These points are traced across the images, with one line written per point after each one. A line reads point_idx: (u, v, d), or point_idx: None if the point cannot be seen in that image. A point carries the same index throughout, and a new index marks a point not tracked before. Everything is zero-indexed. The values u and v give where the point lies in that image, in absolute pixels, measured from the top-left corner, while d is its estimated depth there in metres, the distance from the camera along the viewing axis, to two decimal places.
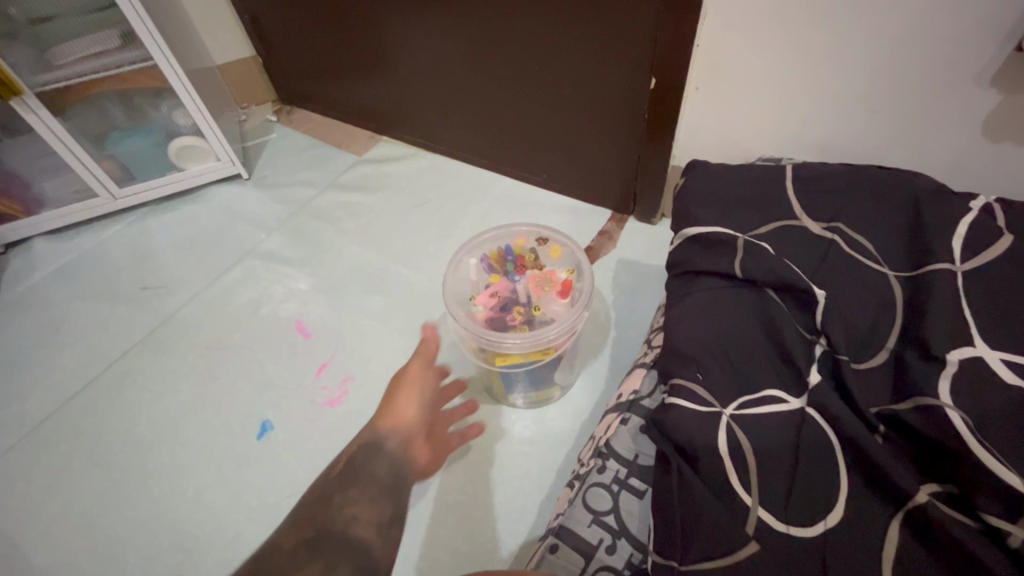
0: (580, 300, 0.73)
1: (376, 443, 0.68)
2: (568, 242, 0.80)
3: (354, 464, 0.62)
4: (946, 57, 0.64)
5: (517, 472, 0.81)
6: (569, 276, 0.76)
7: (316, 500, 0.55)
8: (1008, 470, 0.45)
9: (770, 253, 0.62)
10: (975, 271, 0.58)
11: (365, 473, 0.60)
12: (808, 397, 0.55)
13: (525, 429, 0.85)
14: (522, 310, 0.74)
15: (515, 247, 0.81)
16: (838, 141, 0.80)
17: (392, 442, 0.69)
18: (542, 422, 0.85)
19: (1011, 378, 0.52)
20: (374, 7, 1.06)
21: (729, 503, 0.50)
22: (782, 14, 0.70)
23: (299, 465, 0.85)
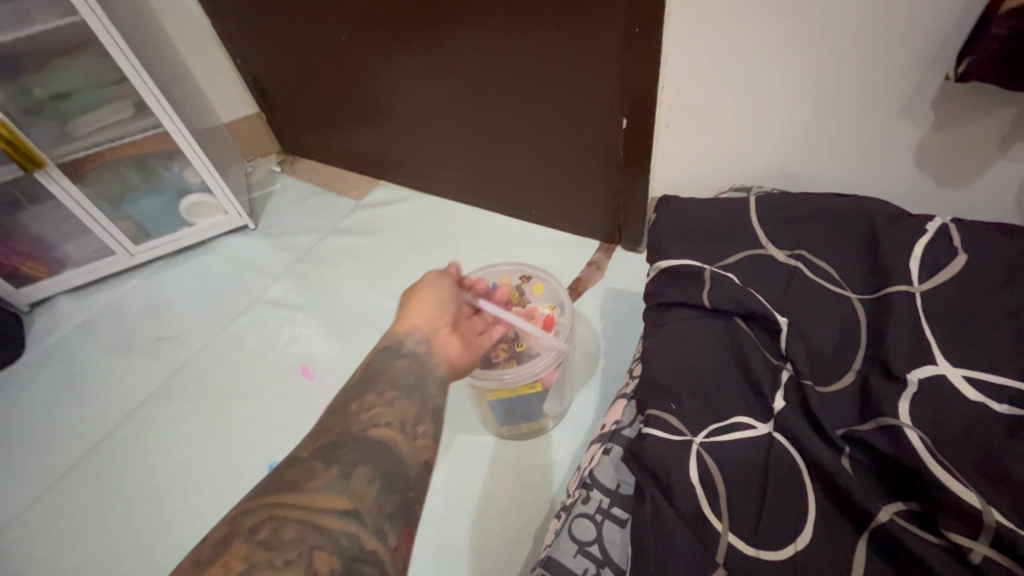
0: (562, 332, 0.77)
1: (392, 347, 0.60)
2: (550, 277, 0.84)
3: (368, 375, 0.56)
4: (894, 84, 0.68)
5: (514, 503, 0.84)
6: (551, 312, 0.79)
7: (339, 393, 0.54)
8: (963, 487, 0.47)
9: (736, 283, 0.65)
10: (932, 291, 0.60)
11: (385, 363, 0.57)
12: (774, 423, 0.57)
13: (522, 461, 0.87)
14: (507, 348, 0.78)
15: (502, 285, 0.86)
16: (805, 166, 0.83)
17: (407, 337, 0.61)
18: (537, 452, 0.88)
19: (972, 396, 0.54)
20: (367, 63, 1.13)
21: (701, 531, 0.52)
22: (741, 52, 0.74)
23: None
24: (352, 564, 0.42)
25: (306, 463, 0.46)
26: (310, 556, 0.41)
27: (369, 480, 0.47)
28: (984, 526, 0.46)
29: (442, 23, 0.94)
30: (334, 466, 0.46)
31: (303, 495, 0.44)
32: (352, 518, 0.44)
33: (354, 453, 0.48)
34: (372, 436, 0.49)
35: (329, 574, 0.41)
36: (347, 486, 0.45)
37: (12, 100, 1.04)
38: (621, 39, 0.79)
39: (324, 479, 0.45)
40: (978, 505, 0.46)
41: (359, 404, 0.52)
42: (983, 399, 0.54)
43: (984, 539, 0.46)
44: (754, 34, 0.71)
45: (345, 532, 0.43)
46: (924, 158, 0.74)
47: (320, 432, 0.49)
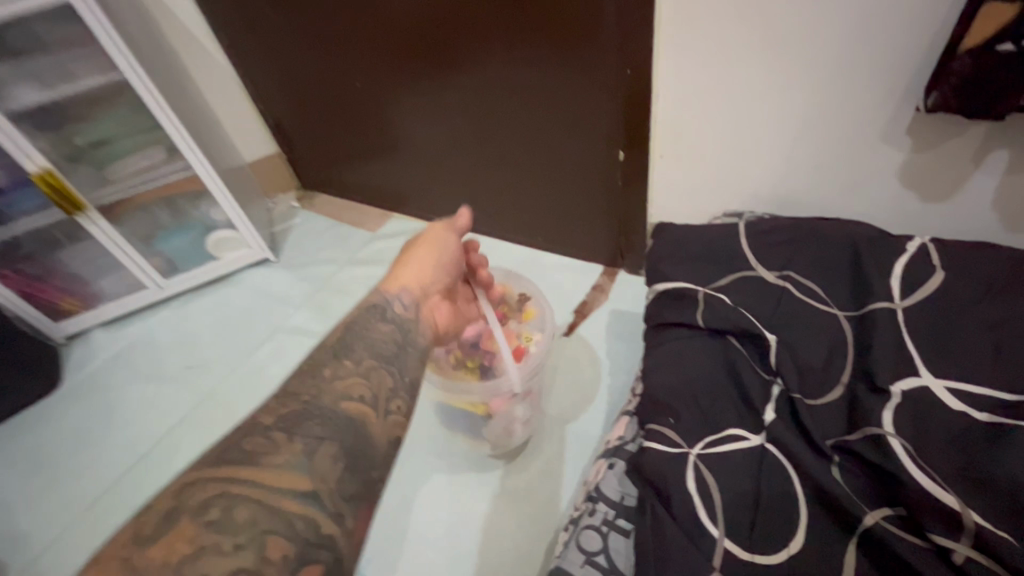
0: (529, 363, 0.80)
1: (380, 308, 0.59)
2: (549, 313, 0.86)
3: (346, 340, 0.54)
4: (871, 113, 0.74)
5: (525, 519, 0.87)
6: (525, 344, 0.83)
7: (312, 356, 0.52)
8: (943, 491, 0.51)
9: (727, 304, 0.69)
10: (915, 308, 0.64)
11: (369, 327, 0.56)
12: (766, 434, 0.60)
13: (532, 479, 0.91)
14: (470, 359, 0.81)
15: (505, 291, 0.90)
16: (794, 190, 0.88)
17: (396, 301, 0.60)
18: (547, 470, 0.91)
19: (956, 404, 0.57)
20: (380, 104, 1.20)
21: (698, 538, 0.55)
22: (726, 88, 0.80)
23: None
24: (307, 551, 0.41)
25: (269, 434, 0.44)
26: (263, 542, 0.39)
27: (333, 460, 0.44)
28: (964, 527, 0.49)
29: (448, 63, 1.01)
30: (298, 440, 0.44)
31: (261, 471, 0.42)
32: (310, 502, 0.42)
33: (320, 430, 0.45)
34: (341, 413, 0.47)
35: (281, 561, 0.39)
36: (310, 465, 0.43)
37: (56, 149, 1.13)
38: (614, 78, 0.85)
39: (286, 455, 0.43)
40: (957, 507, 0.49)
41: (334, 371, 0.50)
42: (965, 408, 0.57)
43: (967, 540, 0.49)
44: (738, 72, 0.77)
45: (303, 517, 0.41)
46: (908, 181, 0.78)
47: (290, 399, 0.47)
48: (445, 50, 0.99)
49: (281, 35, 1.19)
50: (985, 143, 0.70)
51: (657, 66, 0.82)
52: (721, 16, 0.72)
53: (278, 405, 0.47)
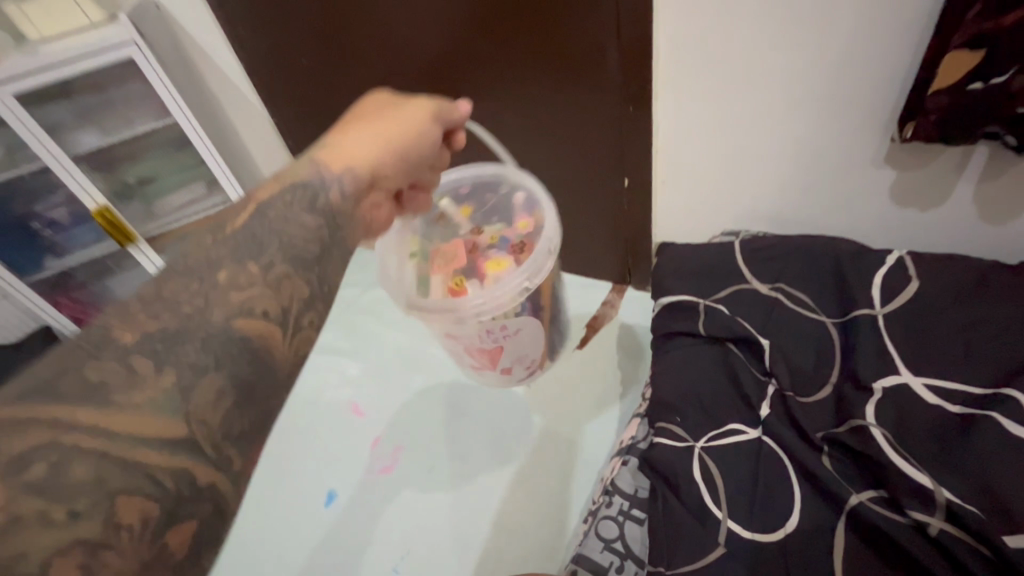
0: (459, 303, 0.69)
1: (309, 187, 0.45)
2: (532, 279, 0.69)
3: (251, 227, 0.41)
4: (852, 142, 0.81)
5: (546, 514, 0.95)
6: (465, 289, 0.73)
7: (194, 249, 0.39)
8: (918, 472, 0.58)
9: (725, 313, 0.78)
10: (893, 313, 0.72)
11: (291, 208, 0.43)
12: (763, 428, 0.68)
13: (552, 482, 0.98)
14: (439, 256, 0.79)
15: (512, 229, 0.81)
16: (785, 213, 0.95)
17: (332, 183, 0.46)
18: (567, 474, 0.98)
19: (933, 400, 0.64)
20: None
21: (704, 521, 0.62)
22: (721, 123, 0.87)
23: (357, 527, 0.97)
24: (178, 510, 0.32)
25: (124, 362, 0.33)
26: (112, 506, 0.30)
27: (218, 397, 0.34)
28: (937, 503, 0.56)
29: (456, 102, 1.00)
30: (168, 373, 0.33)
31: (106, 415, 0.31)
32: (185, 452, 0.32)
33: (199, 357, 0.34)
34: (233, 332, 0.36)
35: (140, 528, 0.30)
36: (183, 406, 0.33)
37: (110, 187, 1.25)
38: (618, 116, 0.90)
39: (146, 394, 0.32)
40: (930, 485, 0.57)
41: (226, 272, 0.38)
42: (940, 402, 0.64)
43: (940, 515, 0.56)
44: (728, 109, 0.84)
45: (172, 473, 0.32)
46: (900, 199, 0.84)
47: (164, 307, 0.35)
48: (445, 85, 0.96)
49: (259, 58, 1.04)
50: (965, 154, 0.74)
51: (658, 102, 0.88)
52: (707, 62, 0.80)
53: (141, 317, 0.35)
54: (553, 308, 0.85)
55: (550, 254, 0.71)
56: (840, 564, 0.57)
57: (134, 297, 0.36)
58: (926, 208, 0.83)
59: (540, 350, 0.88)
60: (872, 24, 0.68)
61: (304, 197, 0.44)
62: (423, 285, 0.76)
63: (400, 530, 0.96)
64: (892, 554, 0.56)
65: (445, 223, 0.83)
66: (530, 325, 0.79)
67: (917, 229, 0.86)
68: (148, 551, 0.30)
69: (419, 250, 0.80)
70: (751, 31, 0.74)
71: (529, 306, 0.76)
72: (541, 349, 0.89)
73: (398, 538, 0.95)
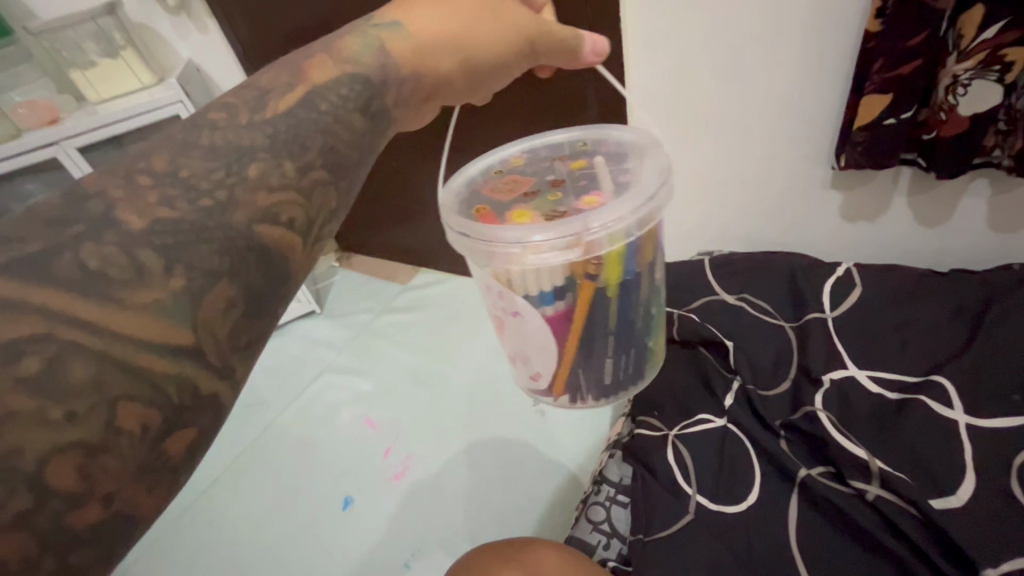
0: (461, 223, 0.55)
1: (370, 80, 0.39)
2: (535, 249, 0.51)
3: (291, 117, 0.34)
4: (807, 161, 0.88)
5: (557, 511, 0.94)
6: (484, 216, 0.58)
7: (226, 136, 0.31)
8: (855, 447, 0.68)
9: (695, 320, 0.88)
10: (841, 315, 0.82)
11: (340, 110, 0.36)
12: (728, 416, 0.78)
13: (566, 486, 0.97)
14: (521, 183, 0.64)
15: (586, 199, 0.58)
16: (755, 232, 1.02)
17: (392, 87, 0.41)
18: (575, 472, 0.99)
19: (873, 389, 0.75)
20: (403, 169, 1.30)
21: (678, 496, 0.72)
22: (689, 149, 0.94)
23: (371, 528, 0.98)
24: (181, 419, 0.24)
25: (128, 249, 0.25)
26: (111, 410, 0.22)
27: (230, 306, 0.27)
28: (871, 471, 0.66)
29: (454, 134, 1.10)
30: (178, 271, 0.26)
31: (103, 308, 0.24)
32: (195, 361, 0.25)
33: (214, 259, 0.27)
34: (252, 237, 0.28)
35: (143, 438, 0.23)
36: (195, 309, 0.25)
37: None
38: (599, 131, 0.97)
39: (157, 291, 0.25)
40: (864, 456, 0.67)
41: (257, 165, 0.31)
42: (880, 391, 0.74)
43: (875, 483, 0.65)
44: (693, 138, 0.92)
45: (180, 383, 0.24)
46: (849, 214, 0.92)
47: (184, 197, 0.28)
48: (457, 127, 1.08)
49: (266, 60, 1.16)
50: (894, 172, 0.84)
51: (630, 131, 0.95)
52: (672, 105, 0.90)
53: (154, 204, 0.27)
54: (590, 328, 0.60)
55: (580, 246, 0.51)
56: (794, 529, 0.66)
57: (147, 178, 0.28)
58: (874, 220, 0.92)
59: (553, 370, 0.64)
60: (807, 69, 0.79)
61: (361, 93, 0.38)
62: (474, 194, 0.63)
63: (413, 530, 0.97)
64: (837, 517, 0.65)
65: (555, 163, 0.66)
66: (534, 322, 0.58)
67: (870, 242, 0.95)
68: (148, 465, 0.23)
69: (510, 171, 0.67)
70: (705, 78, 0.85)
71: (553, 301, 0.57)
72: (558, 374, 0.64)
73: (410, 536, 0.96)
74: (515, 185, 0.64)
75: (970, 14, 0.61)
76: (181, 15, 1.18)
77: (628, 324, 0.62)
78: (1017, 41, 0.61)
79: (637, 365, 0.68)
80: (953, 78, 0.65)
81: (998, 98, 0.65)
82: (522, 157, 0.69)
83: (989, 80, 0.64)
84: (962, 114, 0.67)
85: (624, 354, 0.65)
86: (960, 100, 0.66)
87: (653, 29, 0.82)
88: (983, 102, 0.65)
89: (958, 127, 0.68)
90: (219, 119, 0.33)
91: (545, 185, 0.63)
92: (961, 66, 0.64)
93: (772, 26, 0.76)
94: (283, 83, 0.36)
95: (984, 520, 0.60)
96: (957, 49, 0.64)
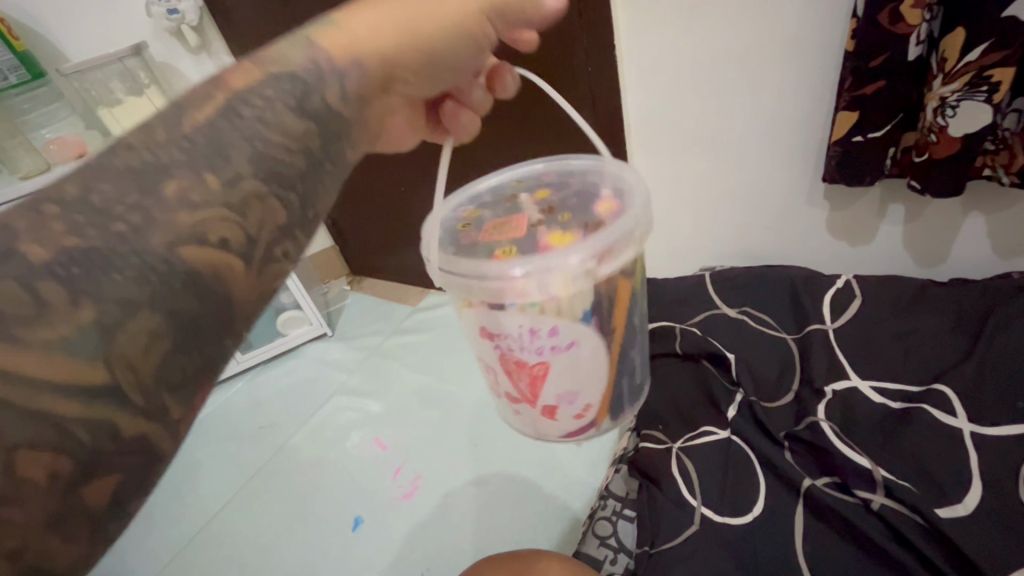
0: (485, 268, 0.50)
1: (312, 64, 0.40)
2: (581, 266, 0.49)
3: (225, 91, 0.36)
4: (797, 179, 0.90)
5: (565, 527, 0.94)
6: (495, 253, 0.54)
7: (142, 153, 0.31)
8: (861, 457, 0.69)
9: (697, 334, 0.89)
10: (842, 326, 0.83)
11: (266, 112, 0.36)
12: (731, 428, 0.79)
13: (575, 504, 0.97)
14: (491, 222, 0.60)
15: (590, 212, 0.56)
16: (753, 250, 1.03)
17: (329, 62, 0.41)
18: (585, 489, 0.99)
19: (877, 398, 0.75)
20: (412, 193, 1.34)
21: (683, 509, 0.72)
22: (683, 168, 0.97)
23: (382, 549, 0.99)
24: (94, 471, 0.25)
25: (27, 284, 0.26)
26: (7, 460, 0.23)
27: (154, 340, 0.27)
28: (876, 480, 0.66)
29: (459, 157, 1.14)
30: (85, 305, 0.26)
31: (6, 352, 0.24)
32: (104, 401, 0.25)
33: (130, 289, 0.27)
34: (176, 263, 0.29)
35: (48, 484, 0.24)
36: (105, 344, 0.26)
37: None
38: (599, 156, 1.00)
39: (59, 330, 0.25)
40: (869, 465, 0.68)
41: (175, 183, 0.31)
42: (884, 400, 0.75)
43: (881, 492, 0.66)
44: (686, 157, 0.95)
45: (89, 426, 0.25)
46: (837, 234, 0.94)
47: (93, 223, 0.28)
48: (462, 150, 1.12)
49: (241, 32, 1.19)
50: (885, 191, 0.86)
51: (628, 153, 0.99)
52: (665, 128, 0.93)
53: (60, 234, 0.27)
54: (627, 336, 0.60)
55: (615, 255, 0.51)
56: (801, 540, 0.66)
57: (55, 208, 0.28)
58: (867, 240, 0.93)
59: (605, 388, 0.60)
60: (802, 94, 0.81)
61: (291, 91, 0.38)
62: (456, 244, 0.58)
63: (421, 547, 0.97)
64: (841, 525, 0.66)
65: (517, 201, 0.64)
66: (588, 346, 0.55)
67: (868, 258, 0.95)
68: (59, 511, 0.24)
69: (476, 218, 0.63)
70: (692, 102, 0.88)
71: (596, 317, 0.54)
72: (605, 397, 0.61)
73: (420, 554, 0.96)
74: (503, 224, 0.59)
75: (952, 38, 0.62)
76: (202, 54, 1.27)
77: (642, 325, 0.64)
78: (1002, 62, 0.61)
79: (643, 376, 0.69)
80: (940, 99, 0.65)
81: (989, 119, 0.64)
82: (474, 207, 0.65)
83: (977, 100, 0.63)
84: (952, 135, 0.66)
85: (638, 359, 0.67)
86: (948, 122, 0.66)
87: (646, 57, 0.86)
88: (973, 124, 0.65)
89: (950, 148, 0.67)
90: (134, 139, 0.32)
91: (536, 214, 0.59)
92: (947, 88, 0.64)
93: (763, 52, 0.79)
94: (200, 89, 0.36)
95: (983, 526, 0.60)
96: (942, 71, 0.64)
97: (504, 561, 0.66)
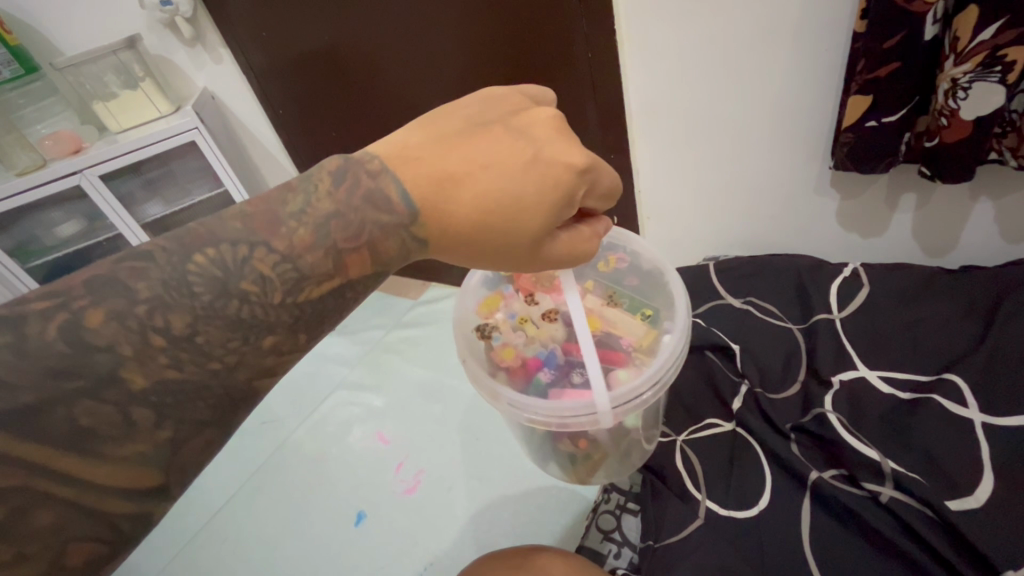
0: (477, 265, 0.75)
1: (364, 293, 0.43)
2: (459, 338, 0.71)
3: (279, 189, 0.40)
4: (803, 168, 0.88)
5: (568, 518, 0.94)
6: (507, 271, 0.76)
7: (254, 312, 0.35)
8: (867, 448, 0.67)
9: (700, 326, 0.88)
10: (849, 317, 0.81)
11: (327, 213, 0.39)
12: (736, 421, 0.78)
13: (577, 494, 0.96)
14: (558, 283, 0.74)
15: (521, 356, 0.70)
16: (757, 238, 1.02)
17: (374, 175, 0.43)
18: None
19: (885, 390, 0.74)
20: None
21: (687, 501, 0.72)
22: (688, 158, 0.95)
23: (379, 550, 0.98)
24: (120, 550, 0.32)
25: (123, 410, 0.31)
26: (62, 550, 0.30)
27: (205, 446, 0.34)
28: (885, 472, 0.65)
29: None
30: (166, 426, 0.32)
31: (88, 463, 0.30)
32: (148, 499, 0.32)
33: (205, 413, 0.34)
34: (250, 393, 0.36)
35: (82, 568, 0.31)
36: (170, 457, 0.33)
37: None
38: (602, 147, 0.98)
39: (138, 447, 0.31)
40: (875, 456, 0.66)
41: (273, 339, 0.36)
42: (892, 392, 0.73)
43: (889, 484, 0.65)
44: (692, 148, 0.93)
45: (132, 518, 0.32)
46: (845, 222, 0.92)
47: (193, 361, 0.33)
48: None
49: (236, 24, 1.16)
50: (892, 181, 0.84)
51: (633, 143, 0.97)
52: (668, 115, 0.91)
53: (164, 367, 0.32)
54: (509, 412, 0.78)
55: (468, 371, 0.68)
56: (806, 534, 0.65)
57: (160, 340, 0.32)
58: (874, 228, 0.91)
59: None
60: (809, 81, 0.79)
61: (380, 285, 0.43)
62: None
63: (423, 545, 0.97)
64: (847, 519, 0.65)
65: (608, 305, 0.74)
66: None
67: (875, 246, 0.94)
68: None
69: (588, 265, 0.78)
70: (700, 88, 0.86)
71: None
72: None
73: (423, 548, 0.96)
74: (553, 289, 0.74)
75: (965, 14, 0.59)
76: (197, 46, 1.23)
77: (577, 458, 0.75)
78: (1017, 41, 0.59)
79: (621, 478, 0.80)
80: (952, 81, 0.63)
81: (1001, 101, 0.62)
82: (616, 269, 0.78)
83: (990, 81, 0.61)
84: (964, 118, 0.64)
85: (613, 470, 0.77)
86: (960, 104, 0.63)
87: (646, 43, 0.84)
88: (986, 106, 0.62)
89: (961, 131, 0.65)
90: (252, 293, 0.35)
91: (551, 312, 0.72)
92: (959, 69, 0.62)
93: (768, 34, 0.77)
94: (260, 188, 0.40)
95: (995, 519, 0.59)
96: (953, 51, 0.62)
97: (501, 554, 0.66)
